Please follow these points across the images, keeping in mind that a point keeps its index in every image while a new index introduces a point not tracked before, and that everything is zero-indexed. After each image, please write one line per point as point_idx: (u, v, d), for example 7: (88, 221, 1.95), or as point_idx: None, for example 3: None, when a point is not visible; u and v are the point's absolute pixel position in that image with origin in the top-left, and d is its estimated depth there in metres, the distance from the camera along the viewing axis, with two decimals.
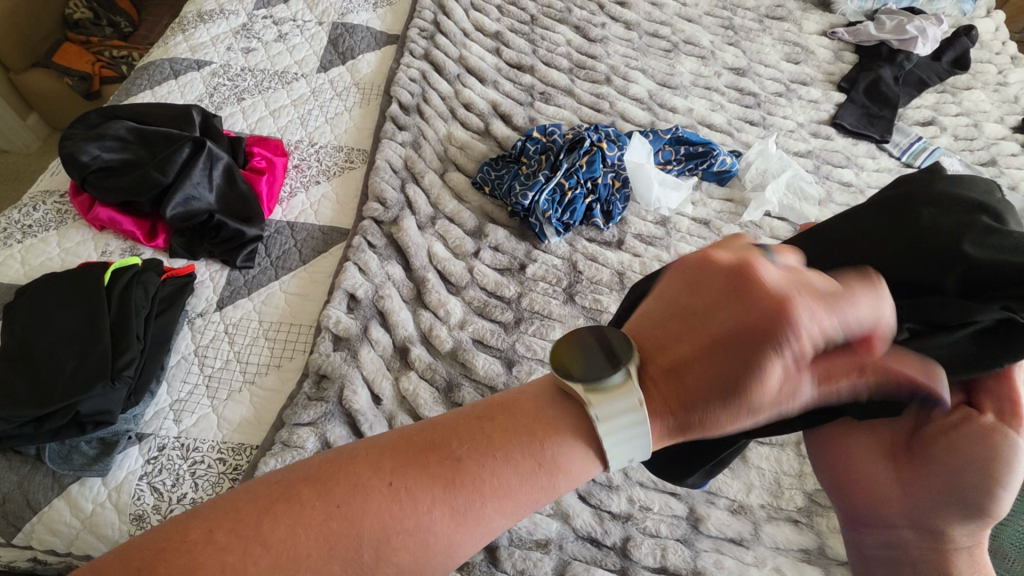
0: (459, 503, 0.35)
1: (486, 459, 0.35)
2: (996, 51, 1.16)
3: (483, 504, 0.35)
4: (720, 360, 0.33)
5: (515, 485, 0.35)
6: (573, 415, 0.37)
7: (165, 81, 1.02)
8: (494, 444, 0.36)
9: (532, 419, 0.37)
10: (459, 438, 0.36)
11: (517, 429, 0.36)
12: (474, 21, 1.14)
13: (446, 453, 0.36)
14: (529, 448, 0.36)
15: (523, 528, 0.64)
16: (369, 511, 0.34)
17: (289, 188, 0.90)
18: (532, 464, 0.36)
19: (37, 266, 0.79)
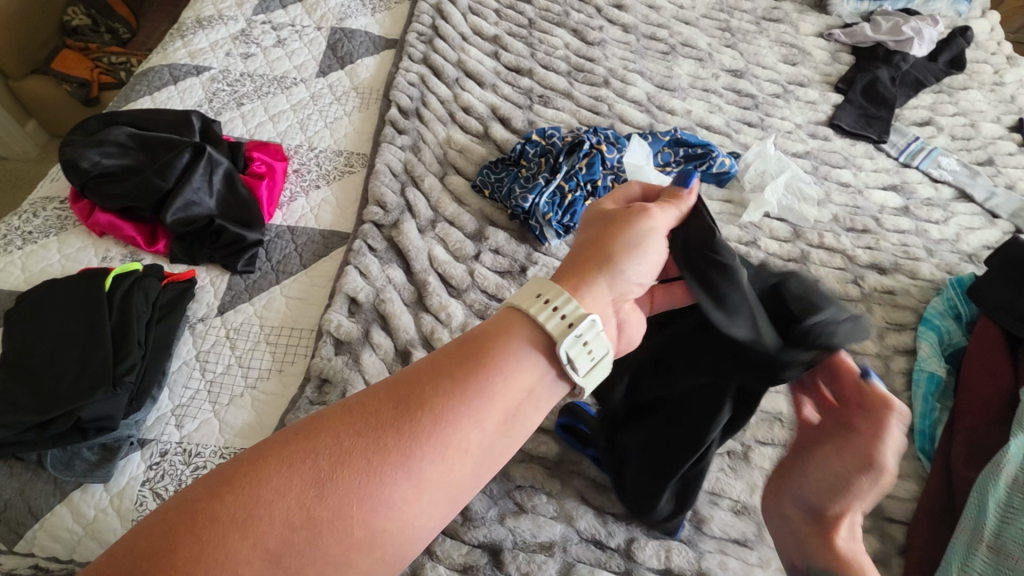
0: (405, 407, 0.38)
1: (431, 372, 0.40)
2: (991, 52, 1.17)
3: (428, 403, 0.38)
4: None
5: (474, 396, 0.39)
6: (509, 334, 0.42)
7: (165, 87, 1.02)
8: (443, 362, 0.40)
9: (483, 345, 0.41)
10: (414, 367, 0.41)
11: (470, 354, 0.41)
12: (472, 25, 1.15)
13: (407, 380, 0.39)
14: (468, 358, 0.40)
15: (526, 531, 0.63)
16: (335, 431, 0.37)
17: (289, 193, 0.90)
18: (470, 367, 0.40)
19: (38, 273, 0.79)
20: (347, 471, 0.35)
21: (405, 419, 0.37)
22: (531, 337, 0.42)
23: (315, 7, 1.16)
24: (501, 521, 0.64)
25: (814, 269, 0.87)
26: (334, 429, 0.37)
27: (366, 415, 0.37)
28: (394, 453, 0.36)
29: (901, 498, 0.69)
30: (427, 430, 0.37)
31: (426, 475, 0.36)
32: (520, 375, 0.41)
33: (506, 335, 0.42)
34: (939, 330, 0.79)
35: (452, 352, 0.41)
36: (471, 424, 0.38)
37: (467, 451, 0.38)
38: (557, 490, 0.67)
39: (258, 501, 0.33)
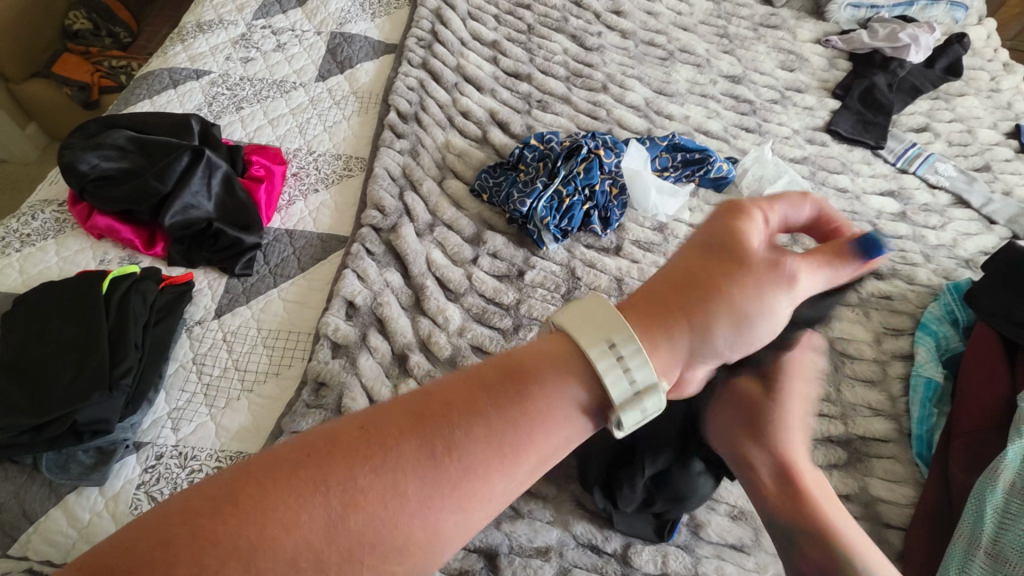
0: (441, 449, 0.37)
1: (473, 409, 0.39)
2: (988, 59, 1.18)
3: (463, 447, 0.37)
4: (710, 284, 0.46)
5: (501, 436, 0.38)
6: (559, 372, 0.41)
7: (164, 91, 1.03)
8: (485, 398, 0.39)
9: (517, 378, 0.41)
10: (457, 394, 0.40)
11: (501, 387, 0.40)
12: (472, 30, 1.15)
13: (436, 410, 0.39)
14: (510, 398, 0.40)
15: (523, 536, 0.63)
16: (367, 463, 0.36)
17: (288, 196, 0.91)
18: (512, 409, 0.39)
19: (35, 275, 0.79)
20: (366, 507, 0.35)
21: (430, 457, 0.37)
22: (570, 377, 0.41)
23: (315, 11, 1.16)
24: (497, 526, 0.64)
25: None
26: (355, 457, 0.36)
27: (390, 445, 0.37)
28: (415, 492, 0.36)
29: (898, 503, 0.69)
30: (450, 467, 0.37)
31: (446, 516, 0.37)
32: (554, 422, 0.40)
33: (543, 372, 0.41)
34: (936, 335, 0.79)
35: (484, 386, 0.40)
36: (493, 466, 0.38)
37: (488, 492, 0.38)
38: (554, 494, 0.67)
39: (279, 526, 0.33)
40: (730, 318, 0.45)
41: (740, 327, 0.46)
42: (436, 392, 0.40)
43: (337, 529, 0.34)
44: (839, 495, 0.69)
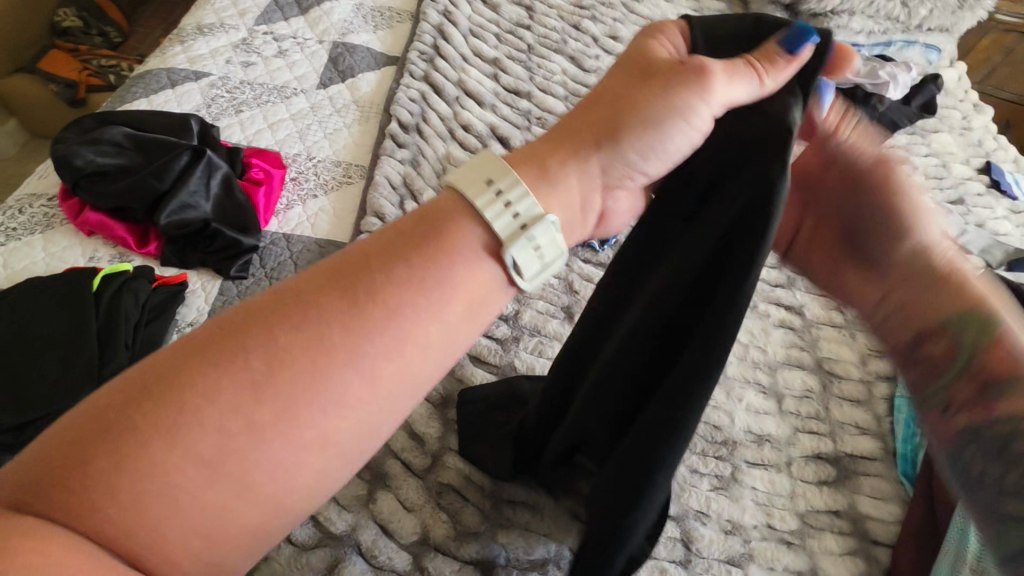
0: (269, 382, 0.36)
1: (381, 283, 0.39)
2: (959, 99, 1.22)
3: (293, 375, 0.36)
4: (620, 94, 0.45)
5: (391, 307, 0.38)
6: (425, 224, 0.41)
7: (162, 90, 1.02)
8: (333, 299, 0.38)
9: (420, 247, 0.40)
10: (297, 303, 0.38)
11: (392, 264, 0.40)
12: (473, 47, 1.17)
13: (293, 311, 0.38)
14: (339, 300, 0.38)
15: (520, 548, 0.63)
16: (209, 372, 0.35)
17: (286, 201, 0.90)
18: (341, 312, 0.38)
19: (20, 271, 0.77)
20: (260, 431, 0.35)
21: (265, 386, 0.36)
22: (465, 234, 0.41)
23: (317, 21, 1.17)
24: (494, 538, 0.63)
25: (800, 295, 0.91)
26: (197, 387, 0.35)
27: (233, 369, 0.36)
28: (287, 421, 0.36)
29: (884, 521, 0.71)
30: (311, 381, 0.36)
31: (316, 422, 0.36)
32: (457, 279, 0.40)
33: (434, 243, 0.41)
34: None
35: (280, 303, 0.38)
36: (395, 337, 0.38)
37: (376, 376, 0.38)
38: (552, 508, 0.66)
39: (164, 417, 0.34)
40: (640, 126, 0.44)
41: (621, 107, 0.45)
42: (285, 292, 0.39)
43: (252, 456, 0.35)
44: (827, 511, 0.71)
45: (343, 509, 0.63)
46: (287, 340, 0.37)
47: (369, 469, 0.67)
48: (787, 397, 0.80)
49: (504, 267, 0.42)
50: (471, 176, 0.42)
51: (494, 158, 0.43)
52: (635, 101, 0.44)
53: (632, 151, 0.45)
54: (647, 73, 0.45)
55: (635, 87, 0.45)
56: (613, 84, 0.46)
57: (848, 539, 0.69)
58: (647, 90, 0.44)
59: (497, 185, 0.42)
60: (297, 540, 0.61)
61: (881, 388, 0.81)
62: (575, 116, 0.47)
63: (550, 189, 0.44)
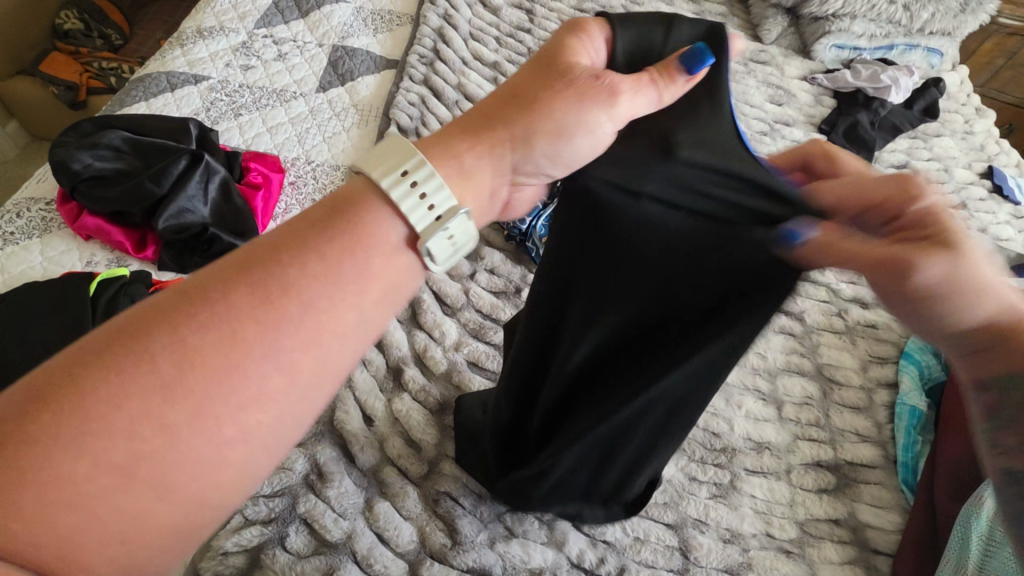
0: (181, 381, 0.32)
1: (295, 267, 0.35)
2: (962, 103, 1.22)
3: (205, 374, 0.33)
4: (530, 92, 0.42)
5: (308, 294, 0.35)
6: (344, 206, 0.38)
7: (161, 93, 1.02)
8: (244, 286, 0.35)
9: (333, 229, 0.37)
10: (201, 295, 0.34)
11: (305, 248, 0.36)
12: (473, 50, 1.17)
13: (195, 314, 0.34)
14: (252, 287, 0.35)
15: (516, 557, 0.63)
16: (106, 376, 0.31)
17: (284, 205, 0.90)
18: (253, 300, 0.34)
19: (17, 276, 0.77)
20: (174, 431, 0.32)
21: (175, 385, 0.32)
22: (381, 216, 0.38)
23: (317, 24, 1.17)
24: (491, 546, 0.63)
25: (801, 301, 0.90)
26: (106, 392, 0.31)
27: (135, 369, 0.32)
28: (201, 419, 0.32)
29: (884, 529, 0.70)
30: (227, 373, 0.33)
31: (236, 417, 0.33)
32: (378, 263, 0.38)
33: (348, 236, 0.37)
34: (919, 363, 0.80)
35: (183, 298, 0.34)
36: (315, 326, 0.35)
37: (305, 366, 0.35)
38: (549, 515, 0.66)
39: (65, 427, 0.30)
40: (547, 130, 0.40)
41: (533, 107, 0.41)
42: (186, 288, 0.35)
43: (171, 459, 0.32)
44: (827, 519, 0.70)
45: (338, 516, 0.63)
46: (196, 334, 0.33)
47: (366, 476, 0.67)
48: (786, 405, 0.79)
49: (418, 254, 0.39)
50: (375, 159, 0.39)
51: (403, 145, 0.39)
52: (543, 104, 0.41)
53: (540, 159, 0.42)
54: (558, 73, 0.42)
55: (543, 87, 0.41)
56: (524, 80, 0.43)
57: (849, 549, 0.68)
58: (555, 94, 0.41)
59: (406, 171, 0.38)
60: (293, 548, 0.61)
61: (882, 394, 0.80)
62: (486, 108, 0.43)
63: (463, 180, 0.41)
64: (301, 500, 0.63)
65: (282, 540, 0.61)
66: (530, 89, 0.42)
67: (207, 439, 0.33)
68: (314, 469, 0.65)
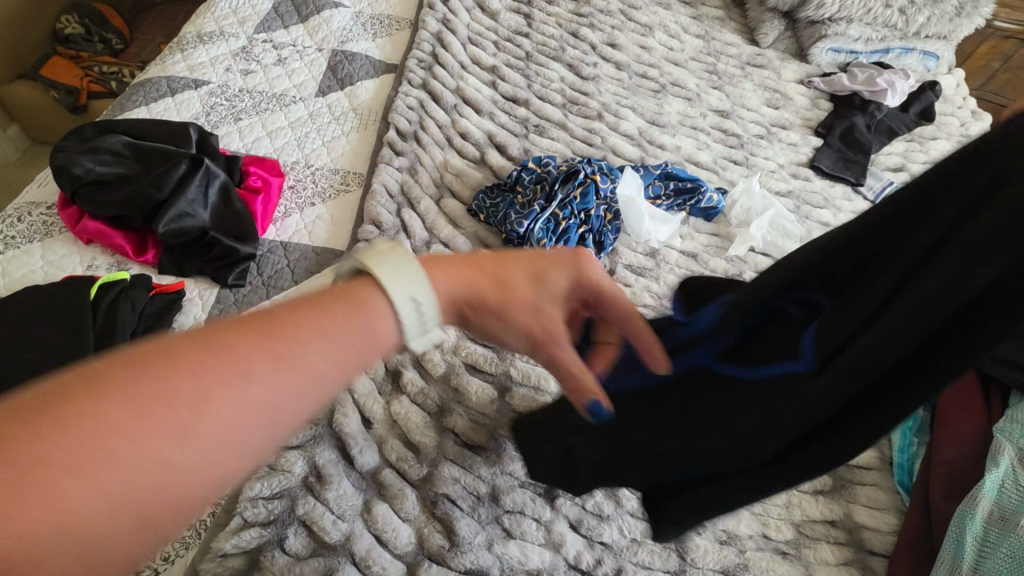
0: (160, 453, 0.27)
1: (301, 329, 0.32)
2: (958, 105, 1.22)
3: (188, 446, 0.27)
4: (513, 301, 0.42)
5: (310, 365, 0.31)
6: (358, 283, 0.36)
7: (161, 98, 1.02)
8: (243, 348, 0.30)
9: (336, 305, 0.34)
10: (184, 359, 0.29)
11: (306, 316, 0.33)
12: (471, 54, 1.18)
13: (178, 365, 0.28)
14: (255, 349, 0.30)
15: (514, 558, 0.63)
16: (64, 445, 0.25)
17: (284, 209, 0.91)
18: (256, 362, 0.30)
19: (18, 279, 0.78)
20: (136, 507, 0.26)
21: (148, 456, 0.26)
22: (381, 304, 0.36)
23: (316, 29, 1.18)
24: (489, 547, 0.63)
25: None
26: (55, 431, 0.26)
27: (105, 437, 0.26)
28: (168, 495, 0.27)
29: (881, 531, 0.70)
30: (211, 446, 0.28)
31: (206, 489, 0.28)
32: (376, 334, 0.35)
33: (352, 315, 0.34)
34: None
35: (163, 357, 0.28)
36: (287, 395, 0.30)
37: (268, 443, 0.30)
38: (547, 517, 0.66)
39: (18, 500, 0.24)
40: (505, 335, 0.43)
41: (507, 316, 0.42)
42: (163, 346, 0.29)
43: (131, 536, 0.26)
44: (823, 521, 0.71)
45: (337, 518, 0.63)
46: (180, 397, 0.28)
47: (366, 478, 0.67)
48: None
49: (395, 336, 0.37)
50: (390, 256, 0.37)
51: (403, 256, 0.37)
52: (519, 325, 0.42)
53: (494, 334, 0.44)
54: (540, 301, 0.43)
55: (523, 310, 0.42)
56: (517, 282, 0.43)
57: (845, 550, 0.69)
58: (532, 328, 0.43)
59: (416, 292, 0.37)
60: (292, 549, 0.61)
61: None
62: (471, 276, 0.41)
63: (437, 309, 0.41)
64: (300, 502, 0.63)
65: (281, 541, 0.61)
66: (512, 298, 0.42)
67: (134, 480, 0.26)
68: (312, 471, 0.66)
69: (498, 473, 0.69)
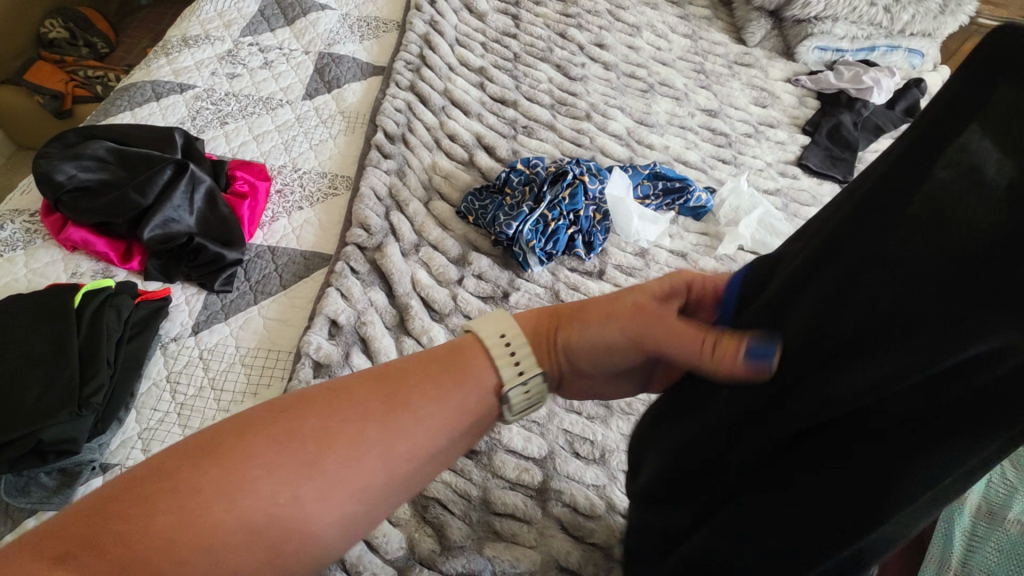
0: (306, 477, 0.37)
1: (413, 387, 0.42)
2: None
3: (325, 471, 0.38)
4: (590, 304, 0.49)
5: (420, 416, 0.41)
6: (471, 347, 0.46)
7: (146, 103, 1.02)
8: (369, 403, 0.41)
9: (446, 370, 0.44)
10: (329, 407, 0.40)
11: (422, 377, 0.43)
12: (459, 56, 1.18)
13: (339, 405, 0.41)
14: (381, 402, 0.41)
15: (506, 560, 0.61)
16: (238, 461, 0.37)
17: (271, 213, 0.90)
18: (379, 410, 0.41)
19: (1, 288, 0.77)
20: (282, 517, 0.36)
21: (298, 477, 0.37)
22: (486, 366, 0.45)
23: (303, 31, 1.17)
24: (481, 551, 0.63)
25: None
26: (258, 445, 0.37)
27: (269, 458, 0.37)
28: (306, 512, 0.37)
29: None
30: (338, 477, 0.38)
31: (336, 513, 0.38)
32: (476, 391, 0.45)
33: (460, 371, 0.44)
34: None
35: (319, 401, 0.41)
36: (402, 444, 0.40)
37: (382, 481, 0.40)
38: (539, 520, 0.66)
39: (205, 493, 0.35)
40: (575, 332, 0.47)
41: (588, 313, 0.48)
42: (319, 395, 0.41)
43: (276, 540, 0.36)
44: None
45: None
46: (323, 436, 0.39)
47: None
48: None
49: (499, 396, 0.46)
50: (495, 323, 0.47)
51: (510, 321, 0.47)
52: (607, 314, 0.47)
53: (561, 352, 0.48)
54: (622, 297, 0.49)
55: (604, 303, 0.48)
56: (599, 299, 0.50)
57: None
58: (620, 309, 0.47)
59: (507, 336, 0.46)
60: None
61: None
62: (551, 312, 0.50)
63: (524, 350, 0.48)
64: None
65: None
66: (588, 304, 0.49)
67: (289, 496, 0.37)
68: None
69: (489, 477, 0.69)
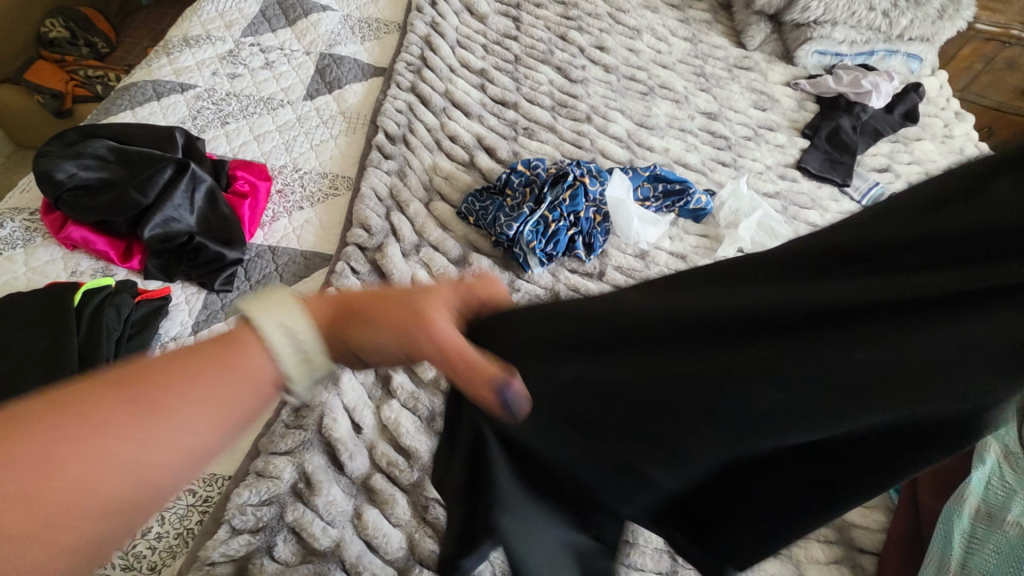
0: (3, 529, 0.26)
1: (175, 384, 0.30)
2: (941, 107, 1.23)
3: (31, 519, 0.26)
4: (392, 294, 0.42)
5: (184, 419, 0.30)
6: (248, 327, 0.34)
7: (147, 102, 1.02)
8: (108, 408, 0.29)
9: (217, 357, 0.33)
10: (48, 422, 0.28)
11: (183, 369, 0.31)
12: (460, 58, 1.18)
13: (63, 420, 0.28)
14: (125, 407, 0.29)
15: (506, 562, 0.63)
16: None
17: (271, 213, 0.90)
18: (125, 419, 0.29)
19: (0, 286, 0.77)
20: None
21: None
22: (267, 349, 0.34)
23: (305, 32, 1.17)
24: None
25: None
26: None
27: None
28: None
29: (870, 529, 0.71)
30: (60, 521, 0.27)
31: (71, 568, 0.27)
32: (257, 379, 0.33)
33: (231, 360, 0.33)
34: None
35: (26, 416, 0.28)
36: (160, 462, 0.29)
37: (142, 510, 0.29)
38: None
39: None
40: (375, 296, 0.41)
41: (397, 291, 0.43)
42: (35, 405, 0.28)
43: None
44: None
45: (327, 524, 0.63)
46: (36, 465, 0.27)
47: (357, 484, 0.67)
48: None
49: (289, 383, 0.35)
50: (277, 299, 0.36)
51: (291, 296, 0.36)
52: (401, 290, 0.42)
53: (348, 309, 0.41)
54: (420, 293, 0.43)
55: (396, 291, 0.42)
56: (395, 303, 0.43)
57: (834, 548, 0.69)
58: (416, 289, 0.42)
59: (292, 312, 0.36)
60: (281, 557, 0.60)
61: None
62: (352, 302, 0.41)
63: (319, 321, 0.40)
64: (289, 509, 0.63)
65: (270, 549, 0.61)
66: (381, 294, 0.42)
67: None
68: (301, 477, 0.65)
69: None
